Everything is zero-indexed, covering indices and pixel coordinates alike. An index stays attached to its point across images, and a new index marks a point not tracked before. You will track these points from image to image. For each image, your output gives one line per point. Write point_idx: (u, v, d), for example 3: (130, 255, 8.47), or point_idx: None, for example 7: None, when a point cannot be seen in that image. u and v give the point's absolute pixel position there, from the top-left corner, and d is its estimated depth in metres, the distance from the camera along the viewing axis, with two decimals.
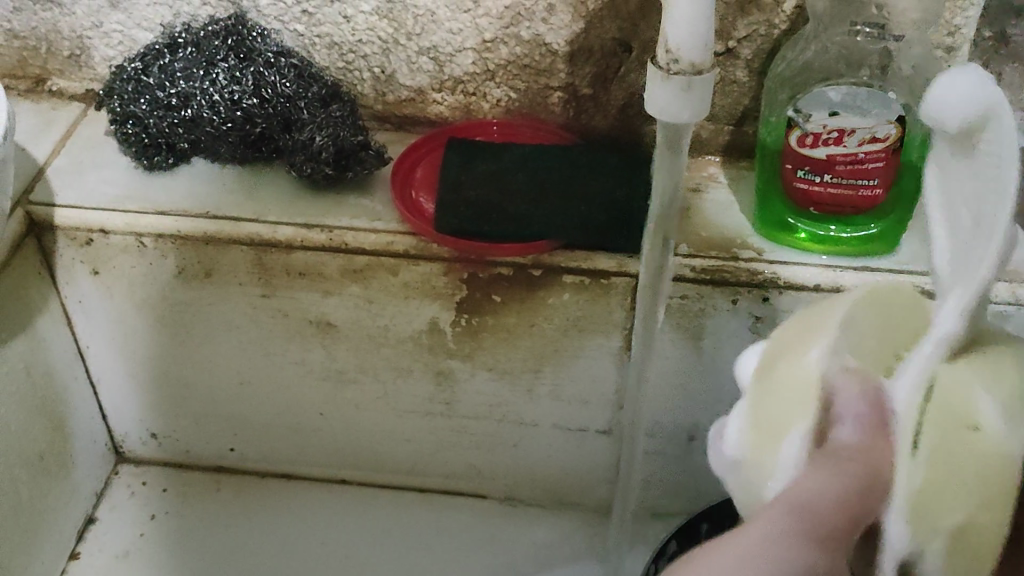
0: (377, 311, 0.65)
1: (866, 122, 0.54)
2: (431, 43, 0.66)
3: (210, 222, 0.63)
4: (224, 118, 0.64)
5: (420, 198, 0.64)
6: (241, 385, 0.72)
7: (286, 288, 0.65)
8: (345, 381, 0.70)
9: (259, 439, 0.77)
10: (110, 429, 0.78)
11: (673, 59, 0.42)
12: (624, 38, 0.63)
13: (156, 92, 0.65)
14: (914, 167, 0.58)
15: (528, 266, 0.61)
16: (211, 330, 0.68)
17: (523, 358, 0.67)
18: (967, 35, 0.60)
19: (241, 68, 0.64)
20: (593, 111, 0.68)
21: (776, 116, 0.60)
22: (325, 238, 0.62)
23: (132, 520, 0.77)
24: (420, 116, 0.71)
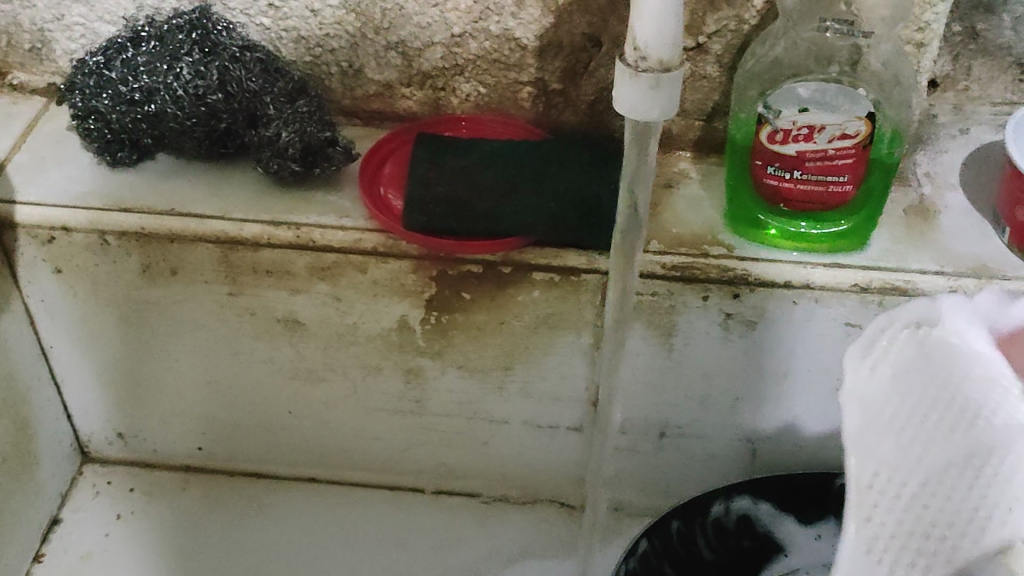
0: (345, 308, 0.64)
1: (834, 118, 0.54)
2: (399, 38, 0.65)
3: (175, 219, 0.62)
4: (188, 114, 0.62)
5: (389, 194, 0.64)
6: (208, 384, 0.71)
7: (253, 286, 0.64)
8: (315, 379, 0.70)
9: (227, 437, 0.76)
10: (76, 428, 0.77)
11: (640, 58, 0.42)
12: (593, 33, 0.63)
13: (119, 87, 0.63)
14: (883, 162, 0.58)
15: (498, 263, 0.61)
16: (179, 328, 0.67)
17: (493, 355, 0.66)
18: (937, 30, 0.58)
19: (205, 62, 0.62)
20: (562, 106, 0.67)
21: (746, 113, 0.59)
22: (292, 236, 0.61)
23: (99, 520, 0.76)
24: (388, 111, 0.70)
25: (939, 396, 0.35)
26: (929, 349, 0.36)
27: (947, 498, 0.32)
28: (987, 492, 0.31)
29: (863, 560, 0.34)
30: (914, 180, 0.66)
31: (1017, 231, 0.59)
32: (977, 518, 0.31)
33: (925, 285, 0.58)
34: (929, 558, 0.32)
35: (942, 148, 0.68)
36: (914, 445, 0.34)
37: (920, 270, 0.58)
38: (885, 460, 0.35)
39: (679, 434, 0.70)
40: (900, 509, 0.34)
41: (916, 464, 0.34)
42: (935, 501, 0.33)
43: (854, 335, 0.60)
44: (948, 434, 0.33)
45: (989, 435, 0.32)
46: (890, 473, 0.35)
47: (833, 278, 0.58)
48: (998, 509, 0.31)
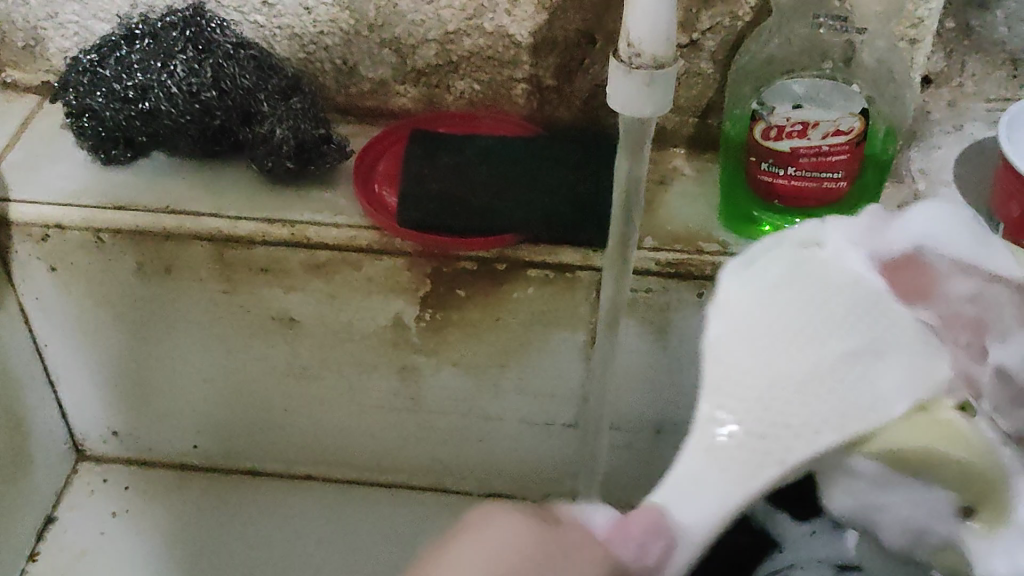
0: (340, 306, 0.64)
1: (829, 116, 0.54)
2: (393, 35, 0.65)
3: (169, 217, 0.62)
4: (182, 111, 0.62)
5: (384, 192, 0.63)
6: (203, 381, 0.71)
7: (248, 284, 0.64)
8: (310, 376, 0.70)
9: (222, 436, 0.76)
10: (71, 428, 0.77)
11: (633, 54, 0.42)
12: (587, 30, 0.63)
13: (113, 84, 0.63)
14: (877, 159, 0.58)
15: (493, 260, 0.61)
16: (174, 326, 0.67)
17: (488, 352, 0.66)
18: (930, 26, 0.58)
19: (199, 60, 0.62)
20: (557, 102, 0.67)
21: (741, 110, 0.60)
22: (287, 233, 0.61)
23: (94, 518, 0.76)
24: (382, 108, 0.70)
25: (801, 298, 0.36)
26: (787, 256, 0.38)
27: (807, 399, 0.34)
28: (863, 385, 0.33)
29: (695, 469, 0.35)
30: (909, 176, 0.66)
31: (1011, 226, 0.59)
32: (842, 413, 0.33)
33: None
34: (767, 460, 0.34)
35: (935, 144, 0.68)
36: (768, 345, 0.36)
37: None
38: (737, 363, 0.36)
39: (675, 431, 0.70)
40: (746, 413, 0.35)
41: (770, 374, 0.35)
42: (792, 403, 0.34)
43: None
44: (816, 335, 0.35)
45: (873, 329, 0.34)
46: (737, 375, 0.36)
47: None
48: (876, 401, 0.33)
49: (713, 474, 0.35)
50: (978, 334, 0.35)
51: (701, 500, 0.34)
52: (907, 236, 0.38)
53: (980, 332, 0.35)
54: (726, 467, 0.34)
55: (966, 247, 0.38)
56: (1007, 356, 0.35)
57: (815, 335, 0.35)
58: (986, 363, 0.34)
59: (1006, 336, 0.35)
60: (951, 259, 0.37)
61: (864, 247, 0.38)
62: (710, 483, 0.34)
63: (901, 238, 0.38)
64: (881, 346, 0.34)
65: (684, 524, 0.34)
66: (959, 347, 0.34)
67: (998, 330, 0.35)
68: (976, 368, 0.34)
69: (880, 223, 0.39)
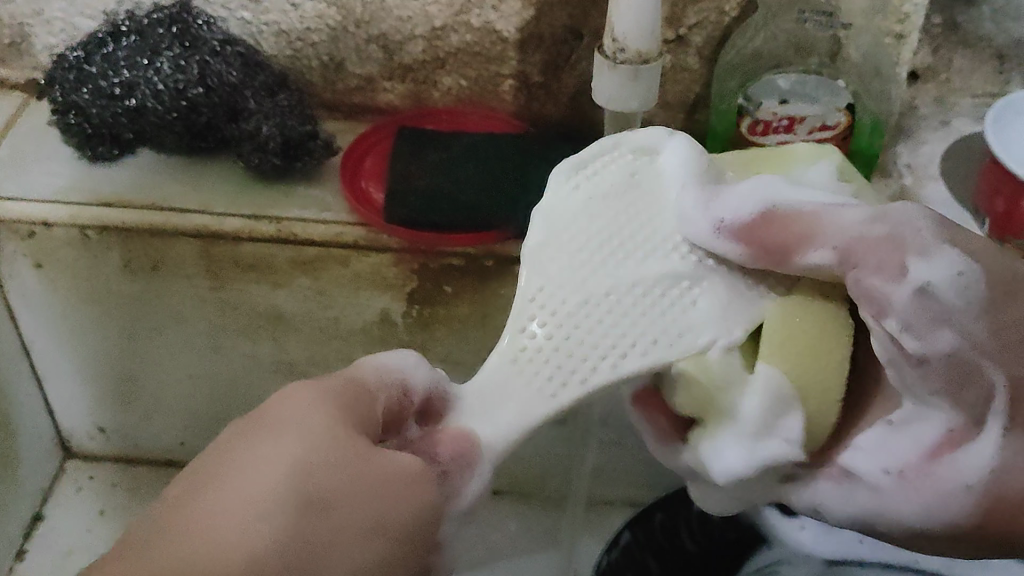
0: (327, 302, 0.65)
1: (815, 110, 0.56)
2: (380, 31, 0.65)
3: (156, 214, 0.62)
4: (169, 108, 0.62)
5: (370, 187, 0.63)
6: (190, 379, 0.71)
7: (234, 281, 0.64)
8: (297, 373, 0.70)
9: (210, 433, 0.76)
10: (59, 425, 0.76)
11: (619, 49, 0.43)
12: (574, 26, 0.63)
13: (99, 82, 0.62)
14: (864, 152, 0.59)
15: (479, 256, 0.60)
16: (161, 323, 0.67)
17: (475, 348, 0.67)
18: (917, 21, 0.56)
19: (186, 56, 0.62)
20: (544, 99, 0.67)
21: (725, 105, 0.59)
22: (274, 229, 0.61)
23: (82, 517, 0.76)
24: (370, 104, 0.70)
25: (598, 220, 0.44)
26: (617, 164, 0.46)
27: (615, 315, 0.42)
28: (671, 314, 0.42)
29: (502, 379, 0.41)
30: (896, 171, 0.66)
31: (995, 221, 0.59)
32: (649, 338, 0.41)
33: None
34: (574, 377, 0.41)
35: (922, 139, 0.68)
36: (578, 267, 0.43)
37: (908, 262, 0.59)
38: (553, 266, 0.44)
39: None
40: (545, 328, 0.42)
41: (582, 283, 0.43)
42: (597, 315, 0.42)
43: None
44: (625, 258, 0.43)
45: (687, 258, 0.43)
46: (552, 290, 0.43)
47: None
48: (684, 330, 0.42)
49: (517, 385, 0.41)
50: (901, 253, 0.37)
51: (503, 411, 0.41)
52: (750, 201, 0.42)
53: (900, 249, 0.37)
54: (534, 386, 0.41)
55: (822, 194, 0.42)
56: (935, 276, 0.36)
57: (624, 259, 0.43)
58: (904, 281, 0.37)
59: (927, 255, 0.37)
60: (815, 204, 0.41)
61: (710, 217, 0.42)
62: (511, 392, 0.41)
63: (745, 196, 0.42)
64: (681, 272, 0.43)
65: (485, 437, 0.40)
66: (870, 272, 0.38)
67: (918, 248, 0.37)
68: (896, 288, 0.37)
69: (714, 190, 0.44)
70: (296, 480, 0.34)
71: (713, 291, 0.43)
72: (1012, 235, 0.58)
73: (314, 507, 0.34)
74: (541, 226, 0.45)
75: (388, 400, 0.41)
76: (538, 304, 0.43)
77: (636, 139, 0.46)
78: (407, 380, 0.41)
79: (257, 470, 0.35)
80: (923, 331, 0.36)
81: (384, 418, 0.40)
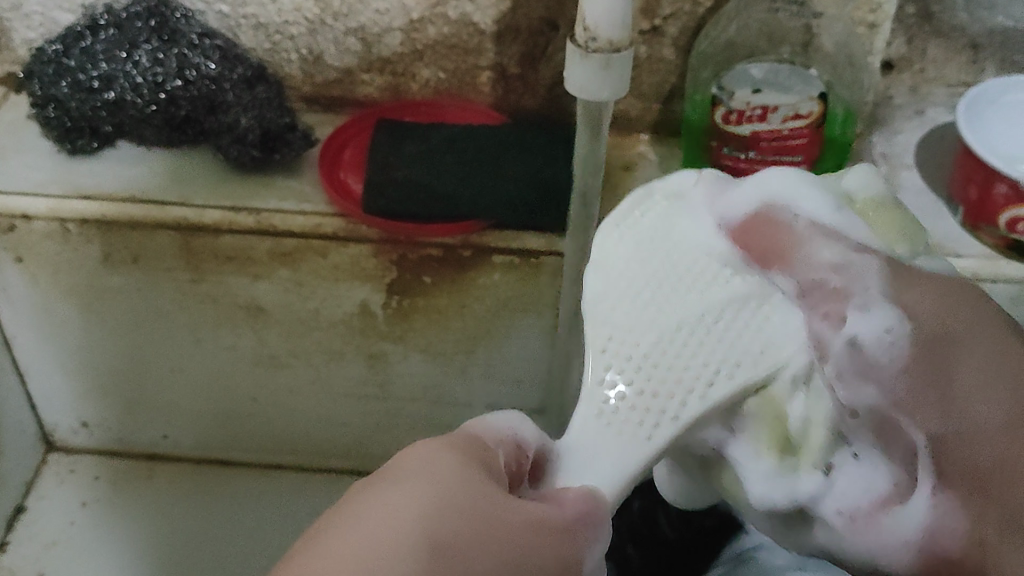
0: (307, 294, 0.65)
1: (788, 99, 0.56)
2: (359, 24, 0.65)
3: (135, 206, 0.62)
4: (147, 101, 0.63)
5: (349, 179, 0.64)
6: (171, 371, 0.71)
7: (215, 273, 0.64)
8: (278, 365, 0.70)
9: (192, 426, 0.75)
10: (40, 418, 0.77)
11: (590, 38, 0.43)
12: (551, 17, 0.63)
13: (78, 74, 0.63)
14: (836, 143, 0.59)
15: (458, 247, 0.62)
16: (141, 315, 0.67)
17: (455, 338, 0.67)
18: (890, 11, 0.57)
19: (164, 50, 0.63)
20: (521, 90, 0.68)
21: (701, 95, 0.60)
22: (253, 222, 0.61)
23: (63, 508, 0.76)
24: (348, 97, 0.70)
25: (656, 266, 0.38)
26: (658, 210, 0.40)
27: (683, 355, 0.35)
28: (747, 333, 0.35)
29: (592, 436, 0.35)
30: (871, 160, 0.67)
31: (969, 208, 0.60)
32: (731, 364, 0.35)
33: None
34: (663, 418, 0.34)
35: (897, 129, 0.69)
36: (641, 302, 0.37)
37: None
38: (617, 316, 0.36)
39: None
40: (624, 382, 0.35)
41: (654, 318, 0.36)
42: (679, 353, 0.35)
43: None
44: (688, 292, 0.37)
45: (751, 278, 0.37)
46: (623, 337, 0.36)
47: None
48: (764, 345, 0.35)
49: (609, 437, 0.34)
50: (841, 303, 0.36)
51: (599, 464, 0.34)
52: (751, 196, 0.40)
53: (844, 301, 0.36)
54: (618, 432, 0.34)
55: (824, 202, 0.39)
56: (863, 330, 0.35)
57: (689, 285, 0.37)
58: (839, 331, 0.36)
59: (865, 309, 0.36)
60: (807, 218, 0.39)
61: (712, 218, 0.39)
62: (604, 447, 0.34)
63: (746, 198, 0.40)
64: (751, 291, 0.36)
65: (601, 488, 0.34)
66: (814, 318, 0.36)
67: (861, 301, 0.36)
68: (832, 336, 0.36)
69: (717, 189, 0.40)
70: (422, 523, 0.29)
71: (785, 316, 0.36)
72: (985, 222, 0.59)
73: (444, 552, 0.29)
74: (594, 275, 0.38)
75: (507, 456, 0.35)
76: (610, 356, 0.36)
77: (667, 182, 0.41)
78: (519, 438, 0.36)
79: (376, 520, 0.29)
80: (849, 384, 0.35)
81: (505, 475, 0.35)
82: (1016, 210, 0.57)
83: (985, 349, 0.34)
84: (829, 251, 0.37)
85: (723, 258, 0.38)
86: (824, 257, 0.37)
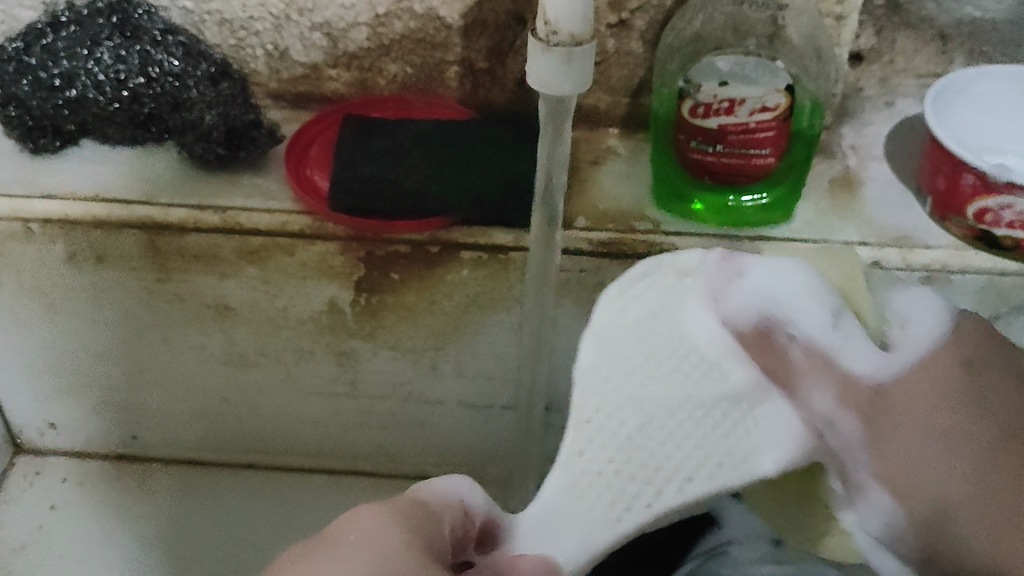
0: (274, 292, 0.64)
1: (755, 92, 0.55)
2: (324, 19, 0.64)
3: (99, 205, 0.61)
4: (110, 98, 0.62)
5: (315, 176, 0.63)
6: (140, 372, 0.71)
7: (180, 272, 0.64)
8: (246, 364, 0.69)
9: (162, 426, 0.75)
10: (8, 420, 0.76)
11: (551, 32, 0.43)
12: (517, 11, 0.63)
13: (39, 73, 0.62)
14: (805, 136, 0.60)
15: (425, 243, 0.61)
16: (108, 315, 0.67)
17: (424, 336, 0.66)
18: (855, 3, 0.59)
19: (126, 47, 0.63)
20: (490, 85, 0.67)
21: (668, 88, 0.60)
22: (218, 220, 0.61)
23: (32, 511, 0.75)
24: (315, 93, 0.70)
25: (649, 343, 0.47)
26: (653, 295, 0.49)
27: (661, 443, 0.44)
28: (735, 429, 0.45)
29: (557, 505, 0.43)
30: (840, 153, 0.67)
31: (937, 198, 0.60)
32: (714, 462, 0.44)
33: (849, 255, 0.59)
34: (637, 502, 0.42)
35: (867, 122, 0.69)
36: (632, 386, 0.46)
37: (845, 241, 0.60)
38: (610, 394, 0.46)
39: None
40: (608, 457, 0.44)
41: (639, 402, 0.46)
42: (653, 442, 0.44)
43: None
44: (676, 381, 0.46)
45: (743, 377, 0.46)
46: (605, 416, 0.45)
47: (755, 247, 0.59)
48: (747, 453, 0.44)
49: (579, 513, 0.42)
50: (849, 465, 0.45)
51: (564, 534, 0.42)
52: (756, 301, 0.48)
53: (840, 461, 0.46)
54: (587, 497, 0.43)
55: (822, 320, 0.47)
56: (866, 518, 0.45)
57: (674, 375, 0.46)
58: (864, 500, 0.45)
59: (865, 497, 0.45)
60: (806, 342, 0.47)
61: (715, 311, 0.48)
62: (572, 519, 0.42)
63: (748, 302, 0.48)
64: (740, 393, 0.46)
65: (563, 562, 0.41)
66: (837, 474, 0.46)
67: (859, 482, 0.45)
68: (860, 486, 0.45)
69: (732, 276, 0.49)
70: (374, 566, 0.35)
71: (770, 414, 0.45)
72: (954, 213, 0.59)
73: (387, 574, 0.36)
74: (594, 339, 0.47)
75: (453, 519, 0.42)
76: (596, 426, 0.45)
77: (680, 259, 0.50)
78: (464, 501, 0.43)
79: None
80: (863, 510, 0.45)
81: (452, 540, 0.42)
82: (983, 201, 0.56)
83: (966, 465, 0.43)
84: (821, 397, 0.46)
85: (720, 347, 0.47)
86: (819, 401, 0.46)
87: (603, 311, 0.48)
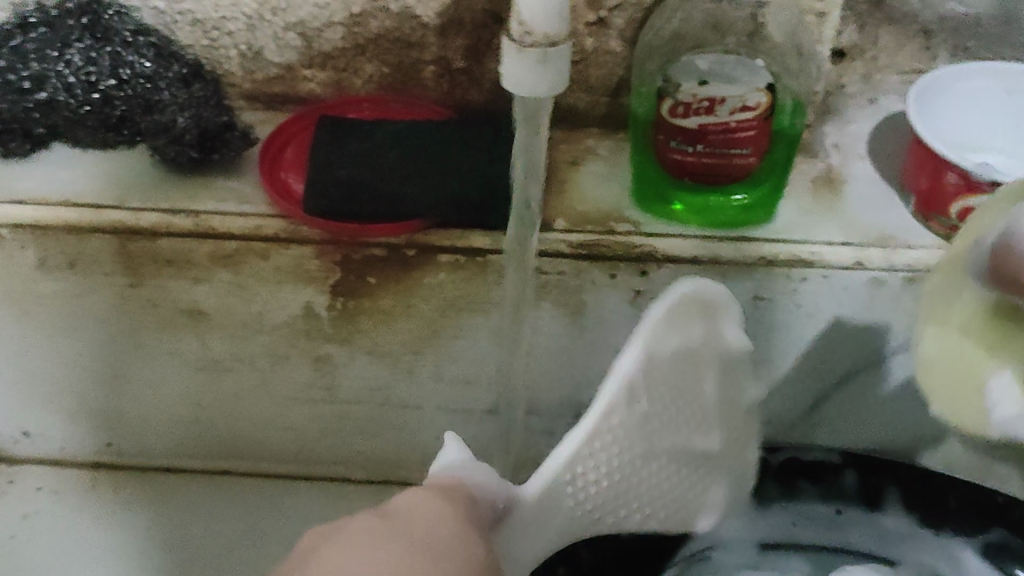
0: (249, 297, 0.63)
1: (736, 90, 0.54)
2: (298, 18, 0.63)
3: (70, 210, 0.60)
4: (81, 101, 0.61)
5: (289, 179, 0.62)
6: (114, 378, 0.69)
7: (153, 277, 0.63)
8: (222, 369, 0.68)
9: (137, 432, 0.73)
10: None
11: (525, 32, 0.41)
12: (495, 10, 0.62)
13: (6, 75, 0.60)
14: (787, 136, 0.58)
15: (402, 246, 0.61)
16: (79, 321, 0.65)
17: (402, 340, 0.65)
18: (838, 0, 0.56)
19: (97, 48, 0.61)
20: (467, 84, 0.66)
21: (647, 87, 0.59)
22: (191, 224, 0.60)
23: (6, 521, 0.73)
24: (289, 94, 0.68)
25: (681, 398, 0.55)
26: (702, 339, 0.54)
27: (647, 491, 0.57)
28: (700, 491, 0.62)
29: (559, 523, 0.55)
30: (823, 150, 0.66)
31: (920, 198, 0.59)
32: (657, 511, 0.60)
33: (831, 259, 0.59)
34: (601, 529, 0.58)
35: (849, 118, 0.68)
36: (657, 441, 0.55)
37: (827, 241, 0.59)
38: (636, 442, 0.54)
39: None
40: (617, 495, 0.56)
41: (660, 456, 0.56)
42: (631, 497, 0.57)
43: (761, 306, 0.62)
44: (689, 443, 0.57)
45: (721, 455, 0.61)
46: (631, 462, 0.54)
47: (738, 250, 0.59)
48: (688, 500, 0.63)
49: (561, 526, 0.55)
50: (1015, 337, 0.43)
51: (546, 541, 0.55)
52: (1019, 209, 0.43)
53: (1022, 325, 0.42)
54: (576, 509, 0.55)
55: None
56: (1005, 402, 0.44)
57: (692, 439, 0.57)
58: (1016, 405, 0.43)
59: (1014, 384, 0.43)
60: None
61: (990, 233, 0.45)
62: (554, 529, 0.55)
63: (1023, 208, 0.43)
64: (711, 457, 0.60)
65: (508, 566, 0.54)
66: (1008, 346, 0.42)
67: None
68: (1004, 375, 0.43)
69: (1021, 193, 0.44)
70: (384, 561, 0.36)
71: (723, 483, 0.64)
72: (937, 213, 0.58)
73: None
74: (637, 379, 0.51)
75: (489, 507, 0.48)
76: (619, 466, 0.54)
77: (705, 294, 0.53)
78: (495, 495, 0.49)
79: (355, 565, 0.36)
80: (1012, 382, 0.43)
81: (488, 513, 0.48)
82: (966, 201, 0.56)
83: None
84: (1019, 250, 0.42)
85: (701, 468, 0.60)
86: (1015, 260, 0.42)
87: (643, 357, 0.51)
